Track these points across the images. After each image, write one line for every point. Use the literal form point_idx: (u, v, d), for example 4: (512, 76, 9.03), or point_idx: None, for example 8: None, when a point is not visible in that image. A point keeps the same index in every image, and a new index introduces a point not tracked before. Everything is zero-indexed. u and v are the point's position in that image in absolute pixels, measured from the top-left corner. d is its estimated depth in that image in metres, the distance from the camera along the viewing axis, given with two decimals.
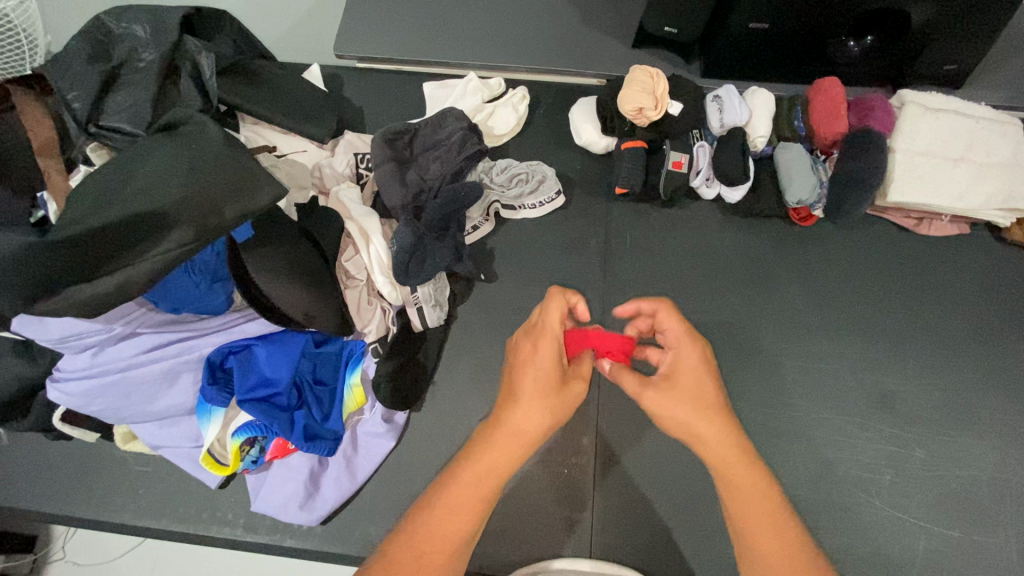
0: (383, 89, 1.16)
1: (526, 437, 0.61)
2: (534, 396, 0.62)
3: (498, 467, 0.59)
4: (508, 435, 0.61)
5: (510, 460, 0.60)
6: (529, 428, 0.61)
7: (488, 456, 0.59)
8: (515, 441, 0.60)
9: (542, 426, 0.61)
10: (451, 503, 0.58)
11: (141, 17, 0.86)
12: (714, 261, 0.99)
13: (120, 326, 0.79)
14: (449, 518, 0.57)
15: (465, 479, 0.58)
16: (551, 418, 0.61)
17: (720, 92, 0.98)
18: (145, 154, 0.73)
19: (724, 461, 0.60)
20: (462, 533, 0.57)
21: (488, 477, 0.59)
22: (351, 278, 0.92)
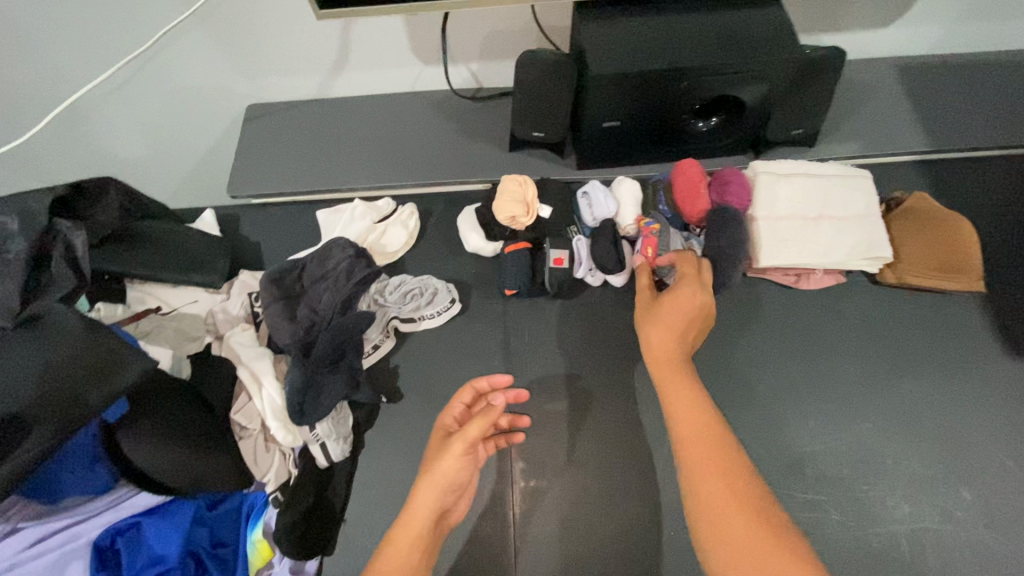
0: (279, 221, 1.19)
1: (429, 507, 0.72)
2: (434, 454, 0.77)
3: (413, 532, 0.71)
4: (423, 504, 0.72)
5: (420, 527, 0.71)
6: (429, 498, 0.72)
7: (412, 522, 0.72)
8: (426, 513, 0.72)
9: (443, 491, 0.73)
10: (380, 569, 0.68)
11: (9, 209, 0.87)
12: (612, 345, 1.01)
13: (1, 525, 0.76)
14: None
15: (397, 541, 0.70)
16: (455, 473, 0.73)
17: (586, 188, 1.04)
18: (1, 353, 0.72)
19: (677, 402, 0.73)
20: None
21: (413, 542, 0.71)
22: (245, 428, 0.90)
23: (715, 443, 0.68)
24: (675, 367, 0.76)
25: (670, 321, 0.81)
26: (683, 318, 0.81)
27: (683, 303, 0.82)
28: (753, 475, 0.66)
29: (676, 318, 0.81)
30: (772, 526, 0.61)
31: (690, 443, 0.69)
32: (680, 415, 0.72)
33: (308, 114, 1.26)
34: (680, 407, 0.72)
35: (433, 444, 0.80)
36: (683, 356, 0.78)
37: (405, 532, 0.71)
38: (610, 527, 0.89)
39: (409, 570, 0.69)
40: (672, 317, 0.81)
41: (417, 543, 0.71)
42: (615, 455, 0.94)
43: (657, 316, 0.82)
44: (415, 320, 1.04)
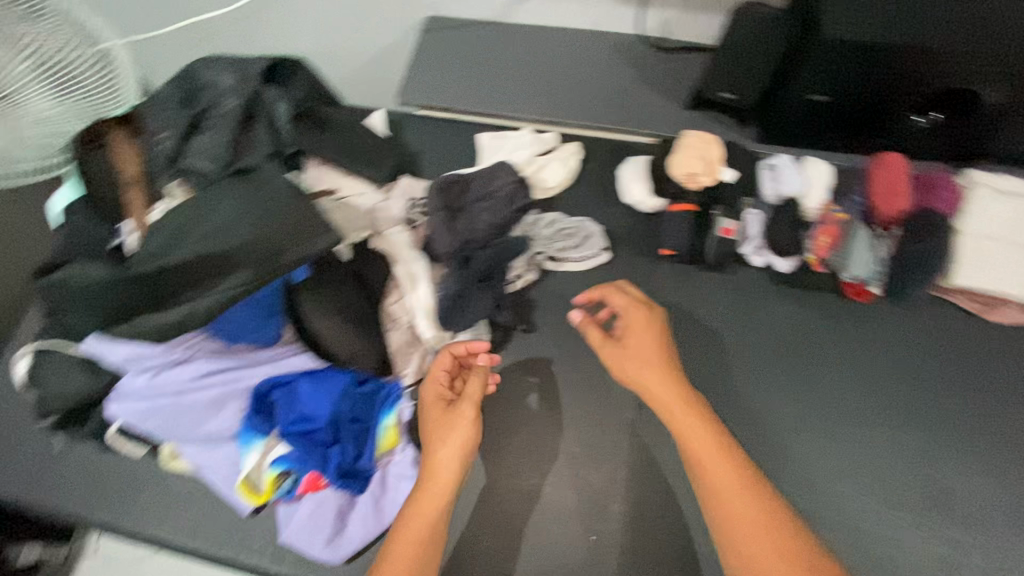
0: (440, 136, 1.20)
1: (445, 479, 0.76)
2: (434, 429, 0.80)
3: (432, 507, 0.75)
4: (434, 481, 0.76)
5: (438, 502, 0.75)
6: (445, 471, 0.76)
7: (427, 499, 0.75)
8: (440, 488, 0.76)
9: (456, 466, 0.77)
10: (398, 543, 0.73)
11: (227, 66, 0.92)
12: (762, 330, 0.96)
13: (179, 351, 0.84)
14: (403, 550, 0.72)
15: (410, 520, 0.74)
16: (458, 455, 0.77)
17: (775, 160, 0.98)
18: (220, 195, 0.78)
19: (694, 440, 0.75)
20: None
21: (429, 515, 0.74)
22: (394, 321, 0.94)
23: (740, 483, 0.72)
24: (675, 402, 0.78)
25: (633, 350, 0.83)
26: (652, 345, 0.83)
27: (640, 324, 0.85)
28: (787, 517, 0.70)
29: (639, 347, 0.83)
30: (793, 550, 0.67)
31: (707, 465, 0.73)
32: (695, 445, 0.75)
33: (486, 36, 1.25)
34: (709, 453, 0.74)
35: (432, 416, 0.82)
36: (691, 396, 0.79)
37: (424, 508, 0.74)
38: None
39: (428, 541, 0.73)
40: (636, 348, 0.83)
41: (436, 507, 0.75)
42: (745, 440, 0.90)
43: (626, 358, 0.83)
44: (562, 259, 1.03)
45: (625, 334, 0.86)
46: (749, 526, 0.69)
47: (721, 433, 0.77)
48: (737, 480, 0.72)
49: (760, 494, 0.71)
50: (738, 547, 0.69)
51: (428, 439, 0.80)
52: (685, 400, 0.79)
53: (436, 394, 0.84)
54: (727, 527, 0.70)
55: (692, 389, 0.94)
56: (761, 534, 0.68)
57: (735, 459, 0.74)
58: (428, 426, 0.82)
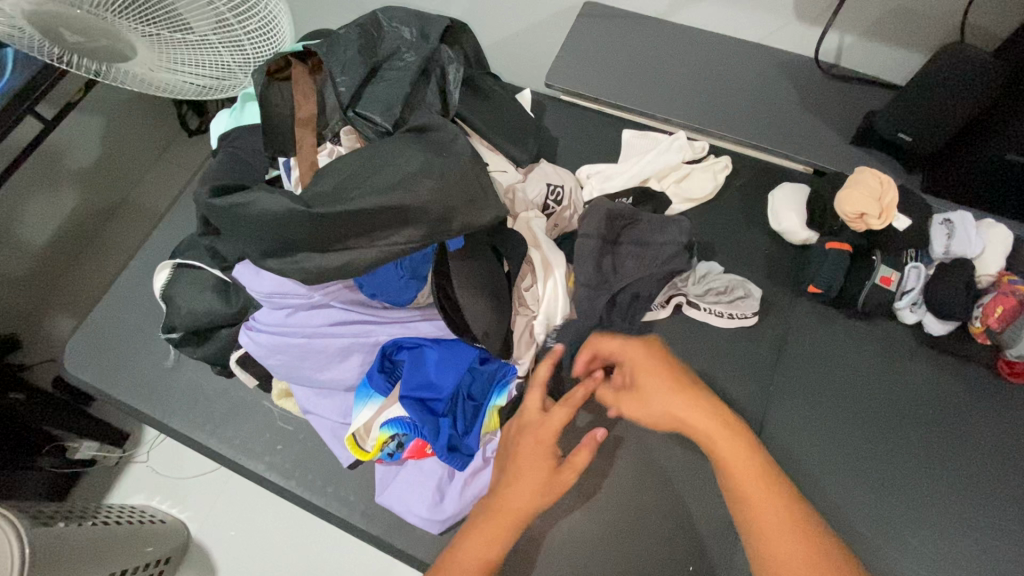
0: (581, 126, 1.17)
1: (516, 513, 0.72)
2: (526, 464, 0.75)
3: (496, 538, 0.71)
4: (505, 513, 0.72)
5: (504, 536, 0.71)
6: (518, 507, 0.73)
7: (491, 531, 0.71)
8: (507, 519, 0.72)
9: (534, 501, 0.73)
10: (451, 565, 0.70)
11: (410, 21, 0.92)
12: (900, 391, 0.91)
13: (319, 295, 0.84)
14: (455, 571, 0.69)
15: (469, 549, 0.70)
16: (538, 497, 0.73)
17: (952, 217, 0.91)
18: (399, 149, 0.76)
19: (740, 474, 0.68)
20: None
21: (491, 548, 0.70)
22: (522, 305, 0.92)
23: (782, 520, 0.65)
24: (716, 437, 0.72)
25: (645, 384, 0.77)
26: (659, 381, 0.76)
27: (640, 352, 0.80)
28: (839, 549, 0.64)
29: (650, 384, 0.77)
30: None
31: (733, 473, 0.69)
32: (750, 491, 0.67)
33: (646, 30, 1.20)
34: (735, 474, 0.69)
35: (528, 455, 0.76)
36: (705, 422, 0.73)
37: (484, 539, 0.71)
38: None
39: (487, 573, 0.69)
40: (644, 386, 0.77)
41: (490, 552, 0.70)
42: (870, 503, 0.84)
43: (640, 376, 0.77)
44: (703, 311, 0.96)
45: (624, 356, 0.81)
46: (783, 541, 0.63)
47: (752, 440, 0.71)
48: (779, 496, 0.66)
49: (786, 500, 0.66)
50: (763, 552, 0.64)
51: (520, 481, 0.74)
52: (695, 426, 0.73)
53: (534, 425, 0.79)
54: (759, 532, 0.65)
55: (818, 436, 0.88)
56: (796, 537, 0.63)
57: (751, 460, 0.69)
58: (514, 457, 0.77)
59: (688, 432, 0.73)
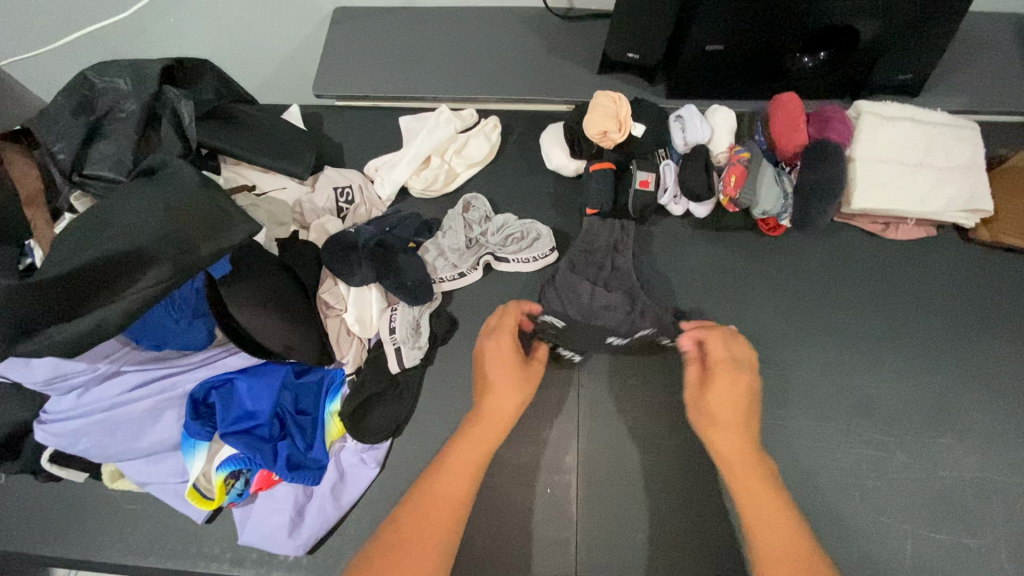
0: (361, 126, 1.20)
1: (507, 411, 0.77)
2: (507, 380, 0.79)
3: (487, 436, 0.74)
4: (493, 411, 0.77)
5: (496, 430, 0.75)
6: (508, 404, 0.77)
7: (486, 430, 0.75)
8: (498, 417, 0.76)
9: (519, 401, 0.78)
10: (449, 467, 0.70)
11: (123, 71, 0.90)
12: (688, 274, 1.01)
13: (105, 364, 0.82)
14: (451, 476, 0.70)
15: (466, 442, 0.73)
16: (520, 396, 0.79)
17: (681, 112, 1.02)
18: (125, 197, 0.77)
19: (741, 470, 0.69)
20: (461, 491, 0.69)
21: (484, 443, 0.73)
22: (331, 309, 0.93)
23: (765, 490, 0.67)
24: (730, 430, 0.72)
25: (716, 384, 0.75)
26: (733, 398, 0.74)
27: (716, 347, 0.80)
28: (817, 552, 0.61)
29: (727, 401, 0.74)
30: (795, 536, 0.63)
31: (749, 498, 0.67)
32: (750, 484, 0.68)
33: (394, 19, 1.23)
34: (755, 488, 0.68)
35: (496, 361, 0.81)
36: (745, 412, 0.74)
37: (482, 442, 0.73)
38: (671, 448, 0.90)
39: (479, 471, 0.72)
40: (720, 379, 0.76)
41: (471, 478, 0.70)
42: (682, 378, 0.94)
43: (709, 395, 0.75)
44: (513, 262, 1.00)
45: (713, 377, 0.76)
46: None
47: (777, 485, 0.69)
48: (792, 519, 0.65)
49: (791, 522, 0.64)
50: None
51: (500, 386, 0.79)
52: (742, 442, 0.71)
53: (505, 355, 0.82)
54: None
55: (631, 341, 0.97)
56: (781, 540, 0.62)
57: (773, 499, 0.66)
58: (487, 371, 0.81)
59: (722, 453, 0.71)
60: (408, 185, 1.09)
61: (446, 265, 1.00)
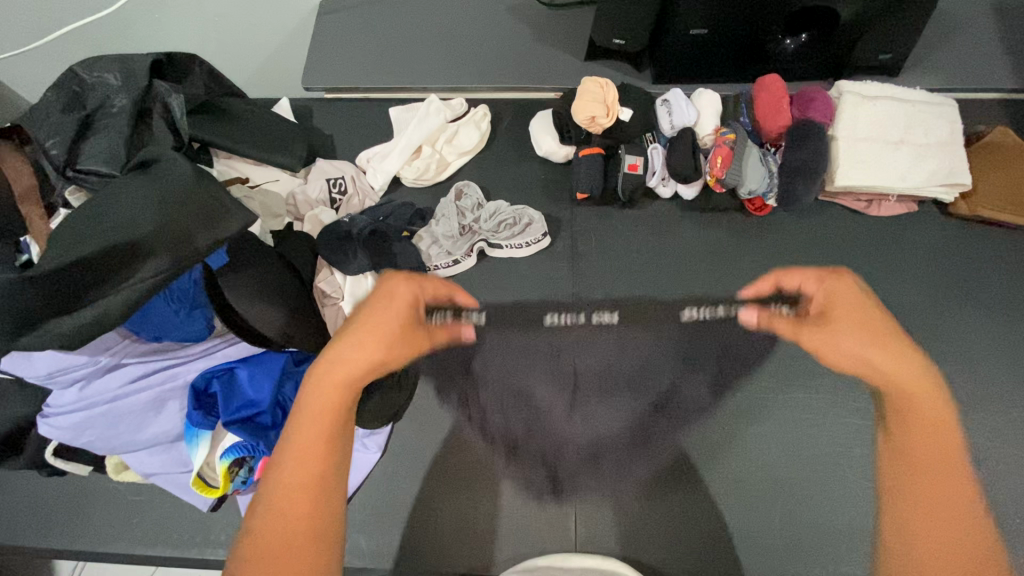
0: (351, 118, 1.20)
1: (352, 372, 0.58)
2: (367, 332, 0.60)
3: (330, 404, 0.56)
4: (333, 374, 0.57)
5: (339, 397, 0.57)
6: (354, 363, 0.58)
7: (326, 395, 0.57)
8: (342, 380, 0.57)
9: (371, 359, 0.59)
10: (284, 458, 0.54)
11: (112, 66, 0.91)
12: (678, 256, 1.03)
13: (105, 357, 0.83)
14: (292, 470, 0.54)
15: (301, 424, 0.55)
16: (380, 351, 0.59)
17: (667, 96, 1.04)
18: (121, 190, 0.78)
19: (905, 394, 0.56)
20: (306, 474, 0.54)
21: (326, 412, 0.56)
22: (328, 298, 0.95)
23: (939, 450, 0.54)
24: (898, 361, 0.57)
25: (845, 309, 0.62)
26: (868, 316, 0.60)
27: (844, 296, 0.63)
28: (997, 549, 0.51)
29: (853, 316, 0.61)
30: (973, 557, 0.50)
31: (920, 447, 0.54)
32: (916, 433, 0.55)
33: (381, 11, 1.24)
34: (914, 398, 0.56)
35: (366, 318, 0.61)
36: (885, 320, 0.60)
37: (323, 405, 0.56)
38: (665, 424, 0.92)
39: (332, 432, 0.56)
40: (844, 314, 0.61)
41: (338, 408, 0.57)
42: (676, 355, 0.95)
43: (838, 338, 0.61)
44: (506, 248, 1.02)
45: (836, 314, 0.62)
46: (957, 555, 0.50)
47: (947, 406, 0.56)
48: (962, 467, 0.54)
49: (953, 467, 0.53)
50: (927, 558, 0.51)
51: (358, 329, 0.60)
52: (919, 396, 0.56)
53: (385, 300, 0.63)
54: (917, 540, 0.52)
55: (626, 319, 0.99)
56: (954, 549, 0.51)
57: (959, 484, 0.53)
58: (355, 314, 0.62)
59: (882, 384, 0.58)
60: (399, 174, 1.11)
61: (441, 253, 1.02)
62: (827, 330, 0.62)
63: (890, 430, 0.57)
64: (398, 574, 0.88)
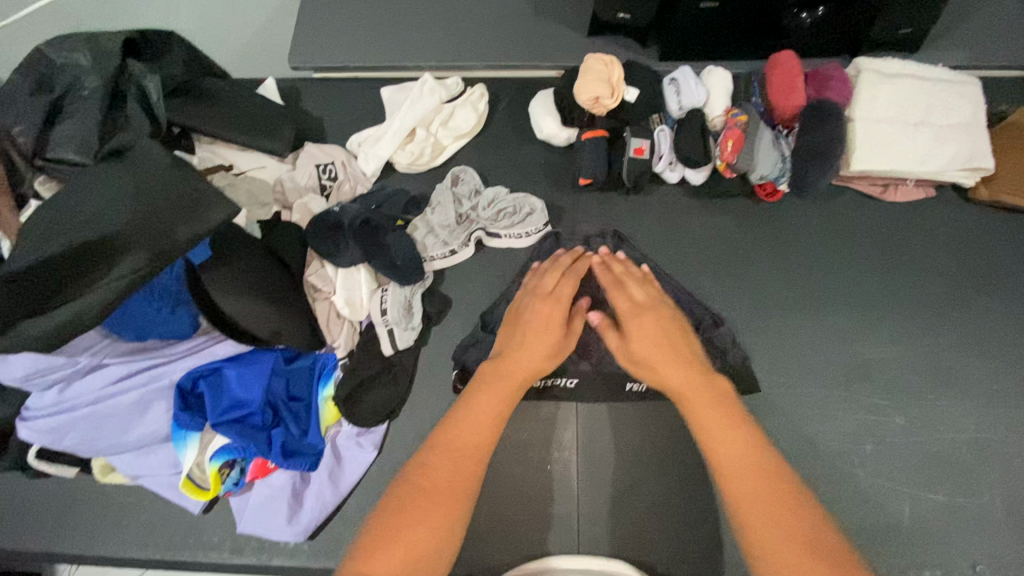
0: (340, 98, 1.14)
1: (525, 371, 0.71)
2: (540, 338, 0.74)
3: (499, 399, 0.68)
4: (507, 370, 0.71)
5: (503, 401, 0.68)
6: (531, 366, 0.72)
7: (497, 391, 0.68)
8: (519, 376, 0.70)
9: (538, 364, 0.72)
10: (457, 426, 0.65)
11: (80, 46, 0.85)
12: (685, 243, 0.99)
13: (85, 358, 0.79)
14: (461, 455, 0.62)
15: (479, 405, 0.66)
16: (545, 360, 0.73)
17: (676, 75, 0.97)
18: (93, 181, 0.73)
19: (694, 398, 0.64)
20: (479, 439, 0.64)
21: (496, 408, 0.67)
22: (319, 291, 0.90)
23: (736, 440, 0.60)
24: (666, 362, 0.68)
25: (642, 332, 0.72)
26: (661, 344, 0.70)
27: (656, 325, 0.73)
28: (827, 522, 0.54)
29: (650, 331, 0.72)
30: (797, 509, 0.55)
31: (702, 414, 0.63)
32: (722, 445, 0.60)
33: None
34: (720, 441, 0.60)
35: (548, 322, 0.75)
36: (682, 346, 0.70)
37: (490, 405, 0.67)
38: (670, 421, 0.89)
39: (499, 415, 0.66)
40: (648, 346, 0.70)
41: (507, 403, 0.68)
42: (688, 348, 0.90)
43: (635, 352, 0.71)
44: (505, 238, 0.97)
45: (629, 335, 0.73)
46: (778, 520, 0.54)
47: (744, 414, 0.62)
48: (787, 489, 0.56)
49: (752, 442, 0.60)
50: (757, 539, 0.54)
51: (527, 336, 0.74)
52: (709, 396, 0.64)
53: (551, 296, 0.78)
54: (749, 522, 0.55)
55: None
56: (781, 520, 0.54)
57: (765, 459, 0.58)
58: (526, 313, 0.77)
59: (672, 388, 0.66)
60: (392, 159, 1.05)
61: (437, 243, 0.96)
62: (636, 360, 0.71)
63: (682, 405, 0.65)
64: None
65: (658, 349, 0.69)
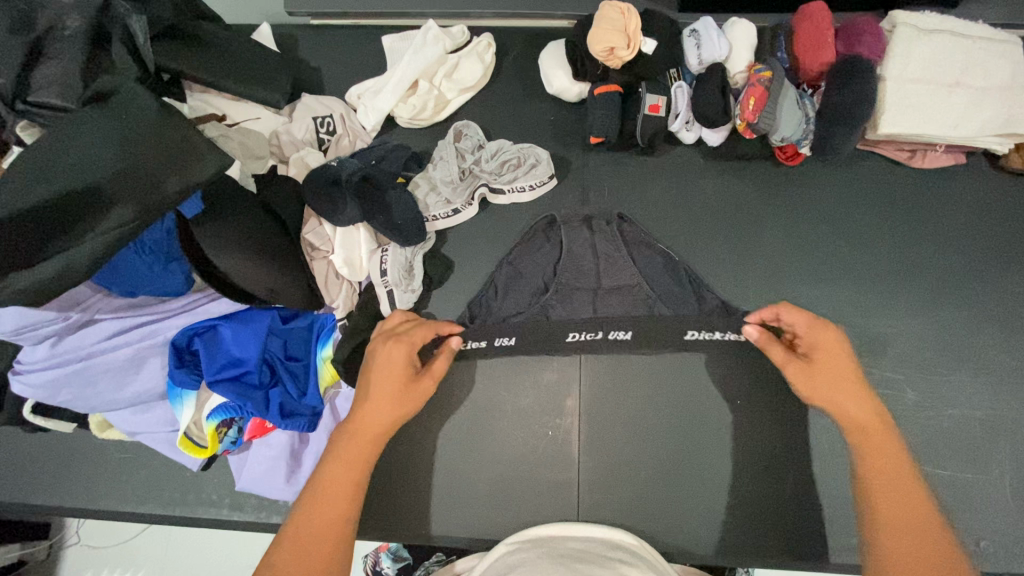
0: (339, 47, 1.07)
1: (369, 430, 0.68)
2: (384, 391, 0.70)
3: (352, 455, 0.67)
4: (353, 435, 0.68)
5: (358, 449, 0.67)
6: (371, 422, 0.68)
7: (348, 446, 0.67)
8: (359, 438, 0.68)
9: (386, 419, 0.69)
10: (323, 479, 0.65)
11: None
12: (699, 209, 0.95)
13: (77, 313, 0.77)
14: (338, 461, 0.66)
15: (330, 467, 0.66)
16: (391, 415, 0.69)
17: (696, 26, 0.92)
18: (76, 127, 0.69)
19: (868, 431, 0.64)
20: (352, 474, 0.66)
21: (350, 461, 0.66)
22: (316, 250, 0.87)
23: (892, 457, 0.63)
24: (847, 397, 0.66)
25: (831, 364, 0.67)
26: (849, 374, 0.67)
27: (836, 350, 0.68)
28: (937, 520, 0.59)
29: (838, 367, 0.67)
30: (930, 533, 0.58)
31: (875, 455, 0.63)
32: (871, 451, 0.64)
33: None
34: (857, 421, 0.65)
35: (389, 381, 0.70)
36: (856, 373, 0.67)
37: (336, 472, 0.65)
38: (676, 392, 0.87)
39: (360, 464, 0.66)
40: (827, 363, 0.68)
41: (358, 467, 0.66)
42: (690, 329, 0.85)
43: (815, 378, 0.67)
44: (508, 194, 0.94)
45: (815, 359, 0.68)
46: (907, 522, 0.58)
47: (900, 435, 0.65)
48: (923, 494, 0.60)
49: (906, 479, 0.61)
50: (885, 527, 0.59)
51: (366, 396, 0.70)
52: (884, 439, 0.64)
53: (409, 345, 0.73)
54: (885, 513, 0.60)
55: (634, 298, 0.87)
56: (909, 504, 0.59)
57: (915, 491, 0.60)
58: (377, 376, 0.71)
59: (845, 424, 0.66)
60: (394, 113, 1.00)
61: (439, 202, 0.92)
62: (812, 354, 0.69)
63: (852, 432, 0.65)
64: (396, 537, 0.86)
65: (833, 387, 0.66)
